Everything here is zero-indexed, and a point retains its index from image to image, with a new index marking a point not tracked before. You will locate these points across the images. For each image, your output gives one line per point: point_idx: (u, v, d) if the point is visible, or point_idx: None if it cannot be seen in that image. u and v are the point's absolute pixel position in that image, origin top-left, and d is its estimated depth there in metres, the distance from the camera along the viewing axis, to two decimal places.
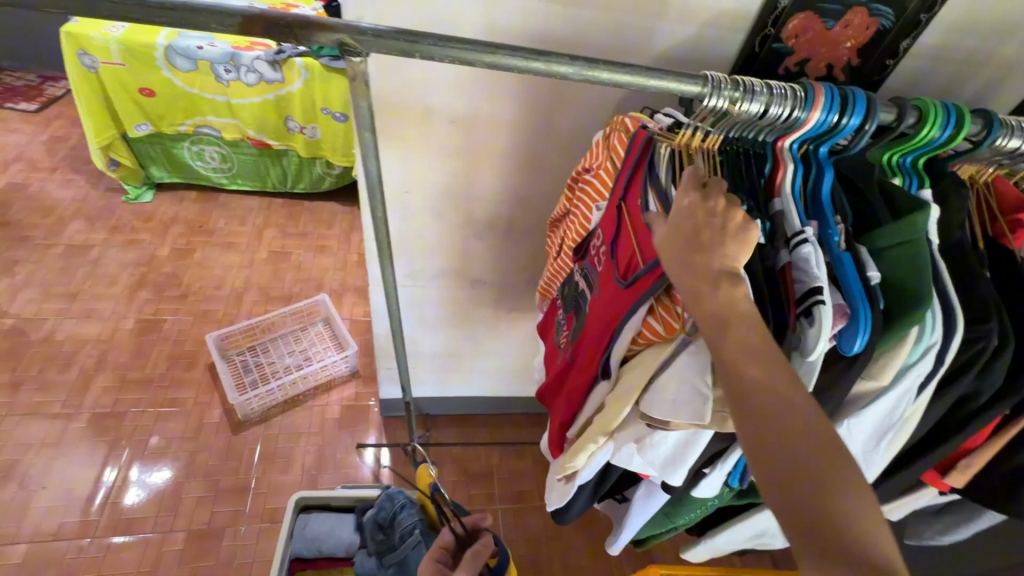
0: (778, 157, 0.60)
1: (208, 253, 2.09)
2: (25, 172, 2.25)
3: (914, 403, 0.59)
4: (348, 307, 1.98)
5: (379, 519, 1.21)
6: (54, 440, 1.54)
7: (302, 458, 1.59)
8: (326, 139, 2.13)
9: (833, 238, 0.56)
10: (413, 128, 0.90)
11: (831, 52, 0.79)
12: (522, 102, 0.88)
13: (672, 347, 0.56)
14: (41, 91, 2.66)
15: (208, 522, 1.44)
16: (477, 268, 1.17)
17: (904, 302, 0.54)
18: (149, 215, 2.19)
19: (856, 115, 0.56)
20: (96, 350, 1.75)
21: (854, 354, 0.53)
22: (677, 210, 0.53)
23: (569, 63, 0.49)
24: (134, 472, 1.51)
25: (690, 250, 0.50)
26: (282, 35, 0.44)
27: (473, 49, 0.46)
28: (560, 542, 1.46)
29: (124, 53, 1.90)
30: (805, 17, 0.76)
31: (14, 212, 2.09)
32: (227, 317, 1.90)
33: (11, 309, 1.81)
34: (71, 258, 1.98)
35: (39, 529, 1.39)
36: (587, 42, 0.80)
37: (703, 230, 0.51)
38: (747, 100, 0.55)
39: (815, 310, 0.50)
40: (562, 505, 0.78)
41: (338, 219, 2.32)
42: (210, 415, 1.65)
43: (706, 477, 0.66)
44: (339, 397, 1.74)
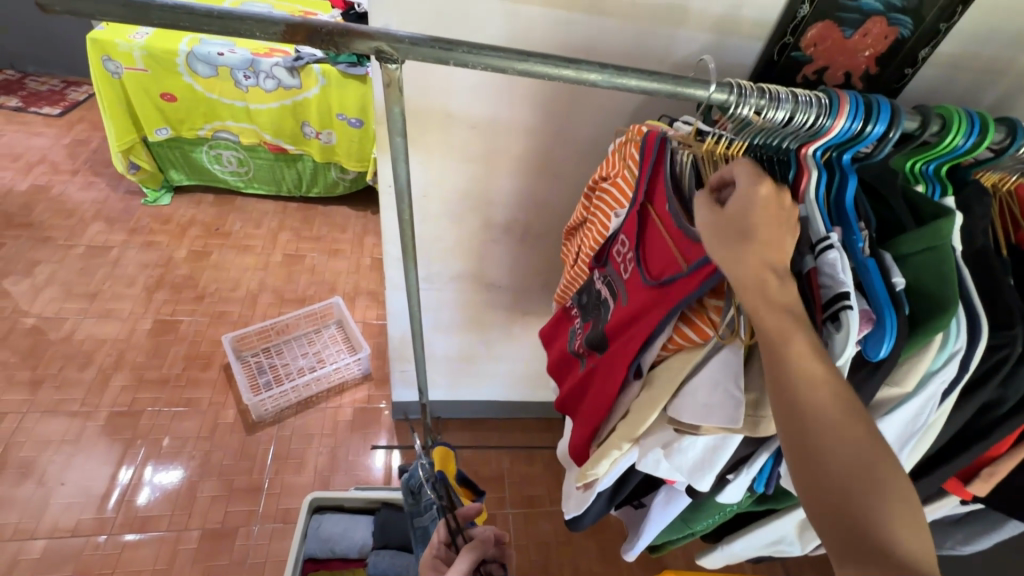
0: (801, 163, 0.61)
1: (224, 255, 2.12)
2: (47, 174, 2.30)
3: (938, 409, 0.59)
4: (361, 311, 2.00)
5: (410, 485, 0.95)
6: (73, 437, 1.56)
7: (315, 459, 1.60)
8: (342, 144, 2.16)
9: (857, 244, 0.57)
10: (434, 133, 0.91)
11: (850, 60, 0.80)
12: (542, 109, 0.89)
13: (701, 354, 0.57)
14: (63, 95, 2.72)
15: (221, 522, 1.45)
16: (493, 272, 1.18)
17: (928, 308, 0.55)
18: (167, 217, 2.23)
19: (880, 122, 0.56)
20: (114, 349, 1.78)
21: (880, 358, 0.54)
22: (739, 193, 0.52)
23: (600, 71, 0.50)
24: (149, 470, 1.53)
25: (737, 242, 0.50)
26: (322, 43, 0.46)
27: (507, 56, 0.48)
28: (571, 548, 1.46)
29: (147, 59, 1.95)
30: (824, 26, 0.76)
31: (37, 214, 2.13)
32: (242, 319, 1.92)
33: (32, 308, 1.84)
34: (91, 259, 2.02)
35: (56, 525, 1.41)
36: (607, 51, 0.82)
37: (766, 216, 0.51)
38: (772, 108, 0.55)
39: (842, 315, 0.52)
40: (578, 512, 0.79)
41: (351, 224, 2.34)
42: (225, 416, 1.67)
43: (731, 483, 0.67)
44: (351, 399, 1.75)
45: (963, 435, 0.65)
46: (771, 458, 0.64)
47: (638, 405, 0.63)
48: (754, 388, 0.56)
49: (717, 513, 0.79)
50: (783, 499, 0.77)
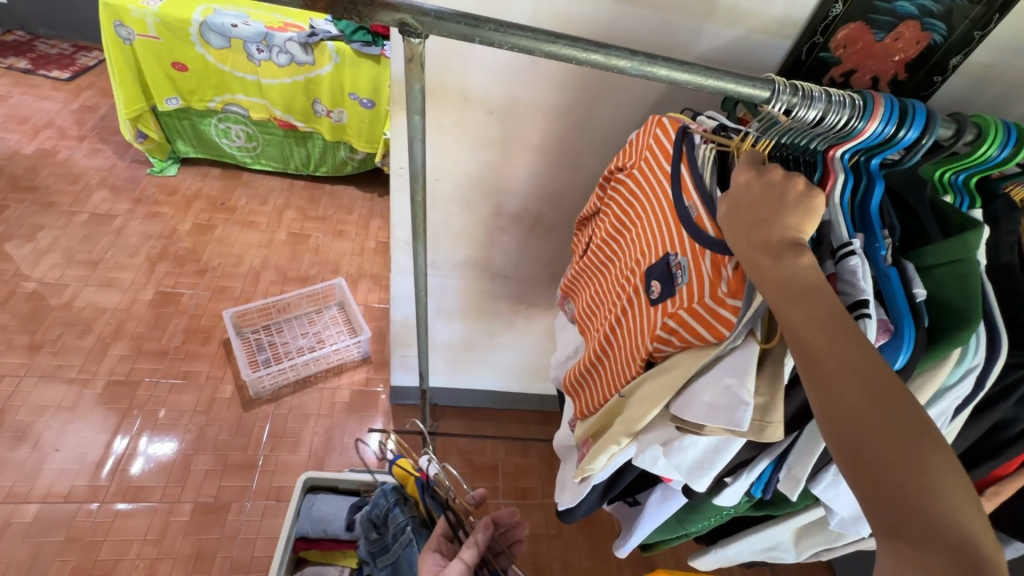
0: (828, 166, 0.60)
1: (228, 229, 2.11)
2: (54, 139, 2.28)
3: (948, 424, 0.59)
4: (363, 293, 1.99)
5: (372, 517, 1.02)
6: (70, 404, 1.56)
7: (310, 439, 1.60)
8: (352, 124, 2.13)
9: (879, 252, 0.56)
10: (450, 115, 0.90)
11: (879, 64, 0.77)
12: (562, 97, 0.87)
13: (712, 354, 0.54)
14: (73, 60, 2.69)
15: (214, 496, 1.45)
16: (501, 261, 1.17)
17: (949, 322, 0.54)
18: (173, 189, 2.21)
19: (914, 128, 0.55)
20: (114, 318, 1.77)
21: (894, 370, 0.53)
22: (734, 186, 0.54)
23: (629, 58, 0.49)
24: (143, 441, 1.53)
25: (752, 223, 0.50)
26: (344, 12, 0.44)
27: (534, 37, 0.47)
28: (561, 541, 1.46)
29: (159, 26, 1.91)
30: (856, 27, 0.74)
31: (42, 178, 2.12)
32: (244, 295, 1.91)
33: (34, 273, 1.83)
34: (95, 226, 2.00)
35: (50, 490, 1.41)
36: (631, 42, 0.80)
37: (762, 203, 0.51)
38: (804, 106, 0.54)
39: (860, 323, 0.51)
40: (572, 504, 0.78)
41: (357, 205, 2.32)
42: (222, 391, 1.66)
43: (728, 486, 0.67)
44: (349, 381, 1.75)
45: (973, 454, 0.65)
46: (771, 462, 0.64)
47: (638, 401, 0.61)
48: (763, 392, 0.54)
49: (712, 516, 0.79)
50: (781, 506, 0.76)
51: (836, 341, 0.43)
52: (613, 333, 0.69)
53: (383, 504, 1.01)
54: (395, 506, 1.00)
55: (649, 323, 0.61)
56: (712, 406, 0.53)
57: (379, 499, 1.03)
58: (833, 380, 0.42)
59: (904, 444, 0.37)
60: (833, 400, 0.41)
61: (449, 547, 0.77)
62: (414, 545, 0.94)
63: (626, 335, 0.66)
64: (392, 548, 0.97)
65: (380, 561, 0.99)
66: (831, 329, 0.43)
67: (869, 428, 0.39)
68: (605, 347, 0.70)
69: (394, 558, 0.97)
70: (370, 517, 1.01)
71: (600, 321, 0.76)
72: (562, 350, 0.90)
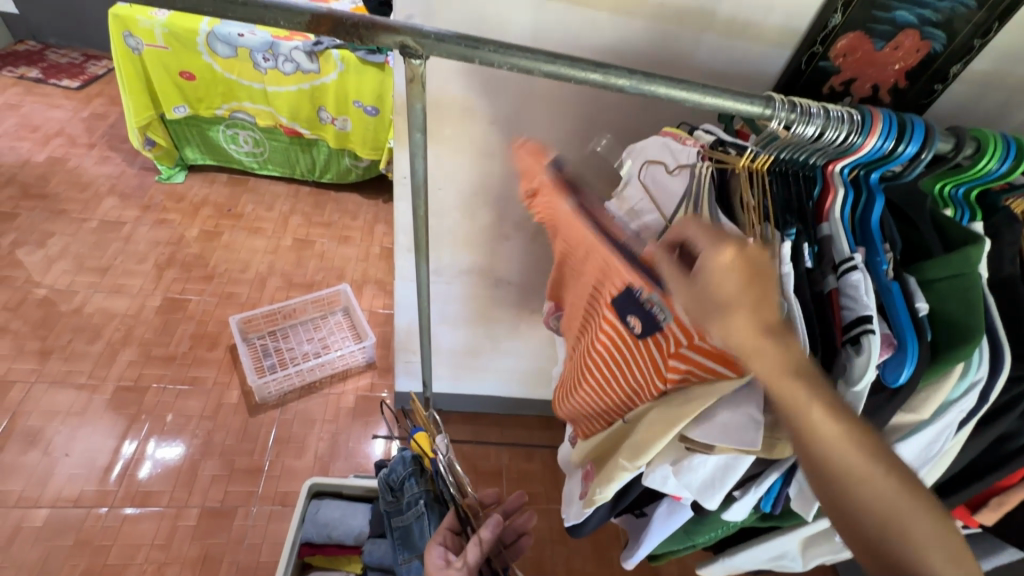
0: (828, 180, 0.61)
1: (235, 236, 2.13)
2: (64, 147, 2.31)
3: (953, 438, 0.59)
4: (368, 299, 2.00)
5: (390, 481, 1.03)
6: (79, 409, 1.58)
7: (315, 444, 1.61)
8: (357, 131, 2.15)
9: (882, 265, 0.57)
10: (454, 127, 0.91)
11: (878, 73, 0.78)
12: (563, 109, 0.88)
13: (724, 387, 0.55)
14: (83, 69, 2.73)
15: (220, 501, 1.47)
16: (505, 269, 1.17)
17: (952, 336, 0.55)
18: (181, 196, 2.24)
19: (914, 142, 0.55)
20: (123, 324, 1.79)
21: (898, 384, 0.54)
22: (704, 272, 0.45)
23: (628, 77, 0.50)
24: (151, 445, 1.55)
25: (711, 317, 0.44)
26: (347, 35, 0.45)
27: (533, 58, 0.48)
28: (566, 547, 1.46)
29: (167, 36, 1.94)
30: (856, 36, 0.75)
31: (52, 186, 2.15)
32: (250, 301, 1.93)
33: (45, 280, 1.86)
34: (104, 233, 2.03)
35: (60, 495, 1.43)
36: (632, 54, 0.81)
37: (732, 292, 0.44)
38: (803, 123, 0.54)
39: (864, 339, 0.52)
40: (580, 521, 0.79)
41: (362, 211, 2.34)
42: (229, 396, 1.68)
43: (737, 501, 0.67)
44: (354, 386, 1.76)
45: (976, 465, 0.65)
46: (779, 477, 0.64)
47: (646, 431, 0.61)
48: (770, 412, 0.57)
49: (720, 527, 0.79)
50: (789, 516, 0.76)
51: (857, 435, 0.43)
52: (603, 360, 0.67)
53: (400, 471, 1.02)
54: (410, 475, 1.00)
55: (653, 360, 0.61)
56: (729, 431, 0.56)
57: (396, 465, 1.03)
58: (859, 473, 0.43)
59: (914, 522, 0.43)
60: (856, 489, 0.43)
61: (455, 543, 0.78)
62: (426, 519, 0.96)
63: (623, 370, 0.65)
64: (406, 514, 0.99)
65: (394, 521, 1.01)
66: (850, 423, 0.43)
67: (893, 516, 0.43)
68: (600, 375, 0.69)
69: (406, 523, 0.99)
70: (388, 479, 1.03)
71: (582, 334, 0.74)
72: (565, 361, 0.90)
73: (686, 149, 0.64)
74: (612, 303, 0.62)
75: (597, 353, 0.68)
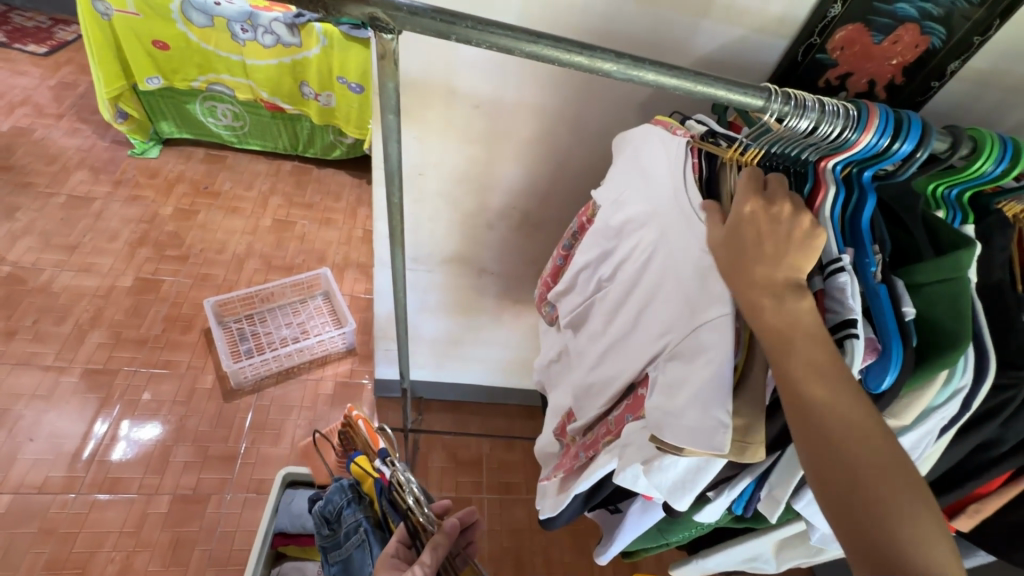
0: (819, 177, 0.58)
1: (212, 215, 2.05)
2: (30, 117, 2.20)
3: (934, 444, 0.58)
4: (349, 284, 1.95)
5: (325, 513, 0.89)
6: (46, 391, 1.53)
7: (293, 431, 1.58)
8: (341, 108, 2.08)
9: (870, 268, 0.54)
10: (435, 108, 0.87)
11: (876, 67, 0.75)
12: (550, 95, 0.85)
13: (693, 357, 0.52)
14: (50, 34, 2.59)
15: (193, 488, 1.44)
16: (488, 256, 1.14)
17: (938, 343, 0.53)
18: (155, 172, 2.15)
19: (909, 140, 0.53)
20: (92, 305, 1.73)
21: (881, 391, 0.52)
22: None
23: (615, 60, 0.47)
24: (123, 428, 1.50)
25: None
26: (310, 3, 0.41)
27: (515, 36, 0.44)
28: (544, 537, 1.46)
29: (138, 2, 1.84)
30: (854, 29, 0.72)
31: (18, 157, 2.05)
32: (227, 283, 1.88)
33: (9, 256, 1.78)
34: (73, 209, 1.95)
35: (24, 480, 1.38)
36: (624, 37, 0.77)
37: None
38: (796, 115, 0.52)
39: (847, 343, 0.49)
40: (553, 514, 0.76)
41: (345, 192, 2.27)
42: (203, 381, 1.64)
43: (710, 502, 0.65)
44: (334, 372, 1.72)
45: (956, 472, 0.65)
46: (753, 481, 0.63)
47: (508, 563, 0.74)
48: (744, 414, 0.51)
49: (691, 527, 0.77)
50: (761, 519, 0.74)
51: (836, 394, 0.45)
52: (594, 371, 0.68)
53: (336, 501, 0.89)
54: (349, 504, 0.87)
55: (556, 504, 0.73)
56: (693, 428, 0.50)
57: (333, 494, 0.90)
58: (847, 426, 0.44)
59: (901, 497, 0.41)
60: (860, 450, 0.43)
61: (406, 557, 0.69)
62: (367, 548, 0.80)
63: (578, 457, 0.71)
64: (344, 546, 0.84)
65: (331, 558, 0.85)
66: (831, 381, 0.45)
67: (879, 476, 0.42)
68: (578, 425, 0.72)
69: (345, 556, 0.84)
70: (322, 512, 0.89)
71: (578, 347, 0.73)
72: (546, 352, 0.87)
73: (675, 138, 0.64)
74: (622, 321, 0.63)
75: (598, 360, 0.67)
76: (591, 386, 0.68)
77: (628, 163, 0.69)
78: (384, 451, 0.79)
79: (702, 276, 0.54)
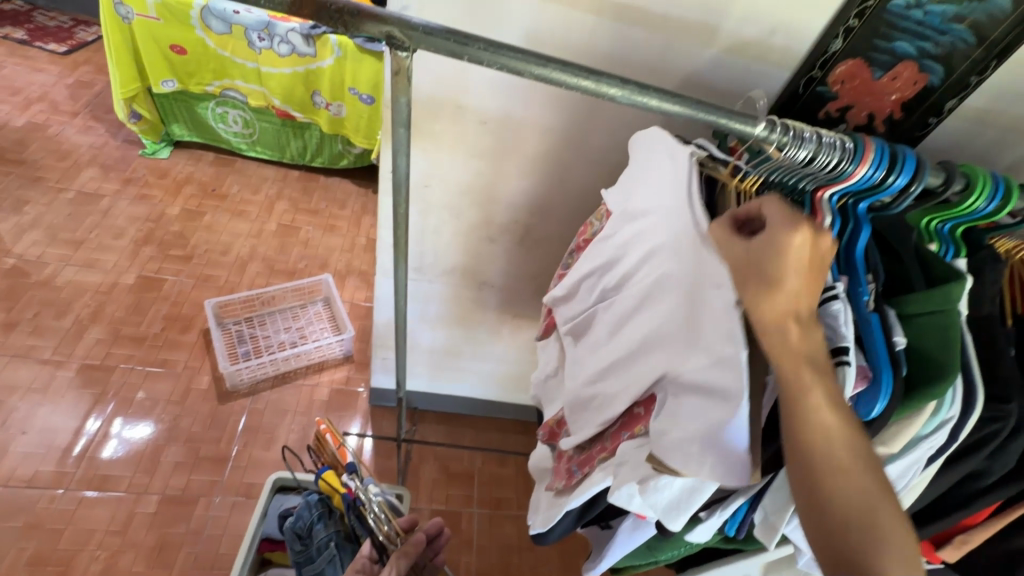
0: (816, 206, 0.59)
1: (218, 217, 2.07)
2: (45, 113, 2.24)
3: (921, 473, 0.58)
4: (349, 291, 1.96)
5: (296, 529, 0.90)
6: (41, 385, 1.53)
7: (286, 436, 1.57)
8: (351, 119, 2.12)
9: (863, 297, 0.55)
10: (445, 123, 0.89)
11: (876, 101, 0.77)
12: (557, 114, 0.87)
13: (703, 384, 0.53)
14: (71, 34, 2.65)
15: (183, 489, 1.43)
16: (489, 269, 1.15)
17: (928, 374, 0.54)
18: (164, 172, 2.17)
19: (903, 174, 0.55)
20: (94, 301, 1.73)
21: (871, 418, 0.53)
22: None
23: (621, 86, 0.48)
24: (116, 425, 1.50)
25: None
26: (330, 20, 0.43)
27: (524, 59, 0.46)
28: (533, 555, 1.44)
29: (160, 7, 1.89)
30: (854, 64, 0.74)
31: (30, 152, 2.08)
32: (228, 284, 1.89)
33: (15, 249, 1.80)
34: (81, 205, 1.97)
35: (14, 473, 1.37)
36: (631, 63, 0.80)
37: None
38: (795, 145, 0.54)
39: (838, 371, 0.50)
40: (544, 529, 0.75)
41: (351, 200, 2.30)
42: (199, 382, 1.64)
43: (702, 522, 0.65)
44: (330, 378, 1.72)
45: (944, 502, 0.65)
46: (746, 502, 0.63)
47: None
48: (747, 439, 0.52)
49: (681, 546, 0.77)
50: (751, 541, 0.74)
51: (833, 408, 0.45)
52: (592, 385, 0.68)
53: (307, 516, 0.90)
54: (319, 519, 0.90)
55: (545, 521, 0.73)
56: (718, 462, 0.51)
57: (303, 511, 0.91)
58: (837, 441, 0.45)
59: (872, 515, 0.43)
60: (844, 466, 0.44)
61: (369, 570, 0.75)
62: (338, 562, 0.86)
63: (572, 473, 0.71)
64: (317, 561, 0.86)
65: (303, 572, 0.87)
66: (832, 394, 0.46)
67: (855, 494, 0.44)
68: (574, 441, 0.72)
69: (318, 571, 0.86)
70: (292, 529, 0.89)
71: (577, 358, 0.73)
72: (543, 366, 0.87)
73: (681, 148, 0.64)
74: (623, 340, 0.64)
75: (597, 375, 0.67)
76: (589, 401, 0.68)
77: (631, 183, 0.71)
78: (353, 467, 0.85)
79: (705, 300, 0.54)
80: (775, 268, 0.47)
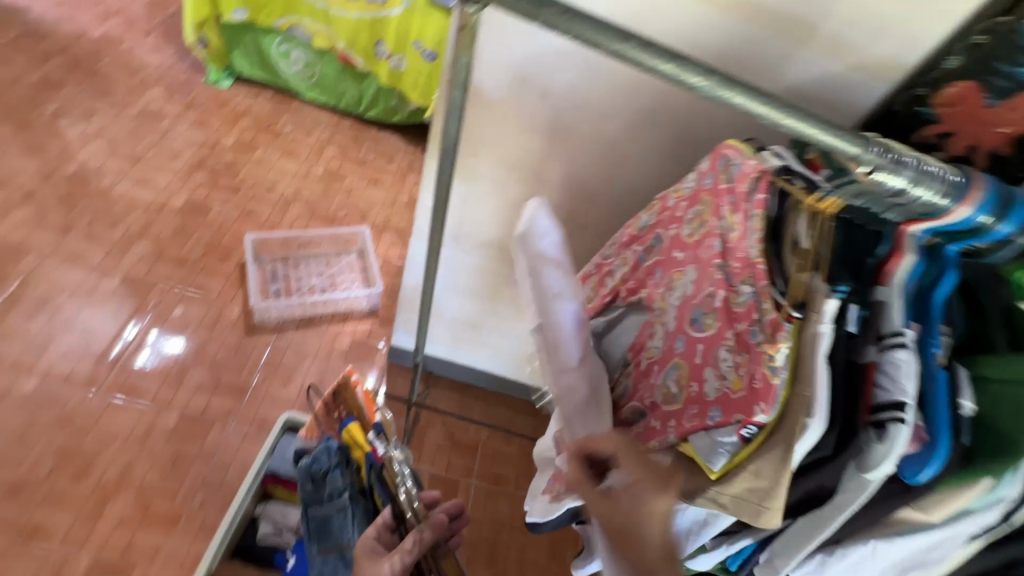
0: (898, 242, 0.54)
1: (269, 153, 2.10)
2: (121, 27, 2.29)
3: (960, 549, 0.53)
4: (384, 247, 1.96)
5: (312, 471, 0.96)
6: (86, 289, 1.60)
7: (303, 377, 1.61)
8: (409, 73, 2.08)
9: (934, 349, 0.50)
10: (505, 92, 0.86)
11: (980, 132, 0.64)
12: (622, 99, 0.83)
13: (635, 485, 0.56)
14: None
15: (202, 410, 1.49)
16: None
17: (993, 446, 0.49)
18: (224, 101, 2.20)
19: (1010, 224, 0.49)
20: (143, 217, 1.79)
21: (916, 482, 0.49)
22: None
23: (704, 75, 0.44)
24: (151, 335, 1.57)
25: None
26: None
27: (604, 31, 0.42)
28: (524, 537, 1.45)
29: None
30: (967, 86, 0.65)
31: (103, 64, 2.14)
32: (270, 221, 1.91)
33: (78, 156, 1.86)
34: (143, 122, 2.02)
35: (52, 368, 1.45)
36: (719, 51, 0.76)
37: None
38: (893, 170, 0.47)
39: (890, 426, 0.47)
40: (540, 521, 0.74)
41: (399, 156, 2.28)
42: (229, 311, 1.68)
43: (706, 552, 0.63)
44: (353, 329, 1.74)
45: None
46: (756, 541, 0.60)
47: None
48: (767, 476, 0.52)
49: None
50: None
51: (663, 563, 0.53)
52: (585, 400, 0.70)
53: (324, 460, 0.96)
54: (336, 467, 0.94)
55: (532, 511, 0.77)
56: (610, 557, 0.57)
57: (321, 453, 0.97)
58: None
59: None
60: None
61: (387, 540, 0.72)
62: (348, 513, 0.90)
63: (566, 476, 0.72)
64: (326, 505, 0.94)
65: (312, 512, 0.95)
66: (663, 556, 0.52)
67: None
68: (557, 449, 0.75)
69: (326, 514, 0.94)
70: (307, 470, 0.96)
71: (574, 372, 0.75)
72: None
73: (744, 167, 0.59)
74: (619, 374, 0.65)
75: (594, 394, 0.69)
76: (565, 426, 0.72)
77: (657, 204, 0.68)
78: (379, 426, 0.78)
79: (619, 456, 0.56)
80: (632, 527, 0.52)
